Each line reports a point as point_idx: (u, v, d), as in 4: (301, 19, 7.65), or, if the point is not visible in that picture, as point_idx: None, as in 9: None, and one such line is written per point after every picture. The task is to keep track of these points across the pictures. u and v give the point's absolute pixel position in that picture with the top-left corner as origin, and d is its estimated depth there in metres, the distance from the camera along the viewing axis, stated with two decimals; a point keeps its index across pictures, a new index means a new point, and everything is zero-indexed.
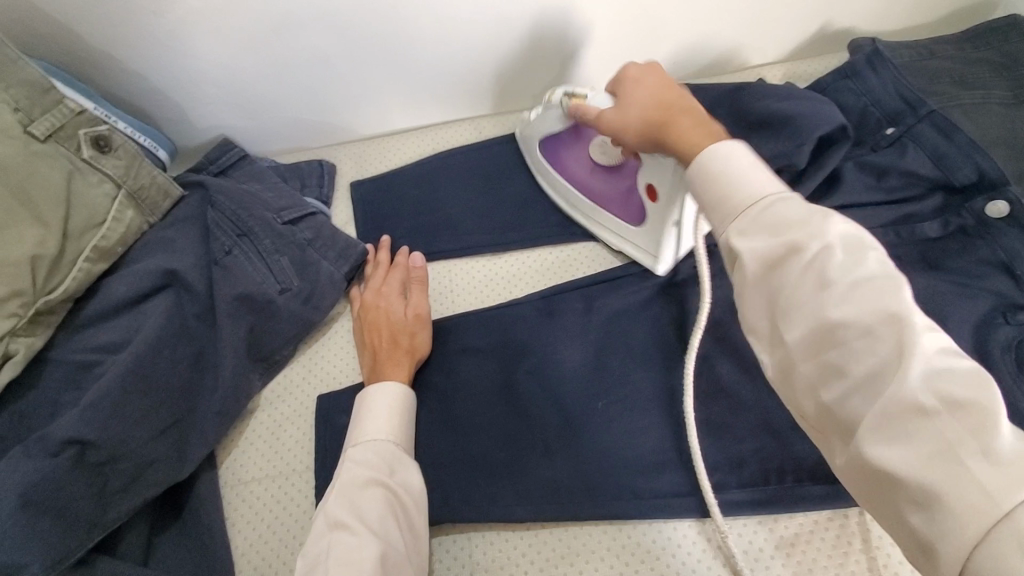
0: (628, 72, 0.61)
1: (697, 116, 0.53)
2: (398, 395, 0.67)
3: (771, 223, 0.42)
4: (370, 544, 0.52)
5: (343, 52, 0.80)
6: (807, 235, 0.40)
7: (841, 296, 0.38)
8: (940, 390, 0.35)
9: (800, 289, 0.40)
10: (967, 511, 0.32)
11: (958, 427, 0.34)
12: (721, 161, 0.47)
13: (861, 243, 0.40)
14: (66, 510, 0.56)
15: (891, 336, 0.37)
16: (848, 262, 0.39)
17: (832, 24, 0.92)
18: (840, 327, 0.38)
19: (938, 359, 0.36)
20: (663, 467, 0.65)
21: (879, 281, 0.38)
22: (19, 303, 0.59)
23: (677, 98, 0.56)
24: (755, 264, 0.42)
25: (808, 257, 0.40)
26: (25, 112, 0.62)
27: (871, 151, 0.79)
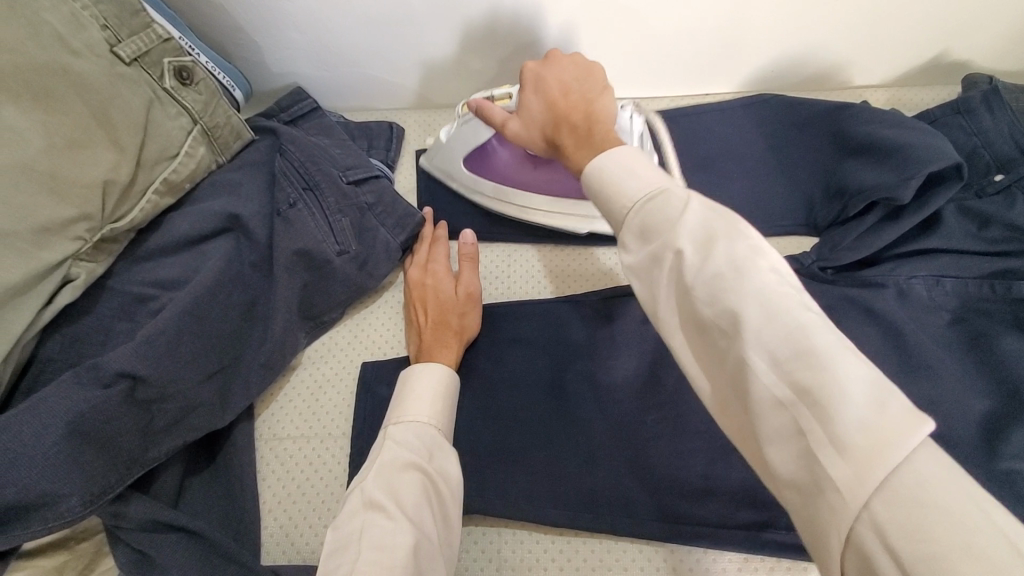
0: (526, 74, 0.61)
1: (581, 125, 0.55)
2: (442, 376, 0.65)
3: (639, 227, 0.43)
4: (404, 530, 0.50)
5: (429, 14, 0.76)
6: (660, 244, 0.42)
7: (699, 298, 0.39)
8: (791, 379, 0.34)
9: (667, 294, 0.42)
10: (831, 508, 0.32)
11: (809, 417, 0.33)
12: (598, 172, 0.48)
13: (712, 231, 0.40)
14: (110, 443, 0.55)
15: (738, 333, 0.36)
16: (699, 261, 0.39)
17: (948, 53, 0.86)
18: (708, 329, 0.39)
19: (785, 341, 0.35)
20: (710, 494, 0.62)
21: (728, 276, 0.38)
22: (87, 227, 0.58)
23: (568, 107, 0.57)
24: (634, 279, 0.44)
25: (666, 265, 0.41)
26: (112, 32, 0.60)
27: (975, 196, 0.73)
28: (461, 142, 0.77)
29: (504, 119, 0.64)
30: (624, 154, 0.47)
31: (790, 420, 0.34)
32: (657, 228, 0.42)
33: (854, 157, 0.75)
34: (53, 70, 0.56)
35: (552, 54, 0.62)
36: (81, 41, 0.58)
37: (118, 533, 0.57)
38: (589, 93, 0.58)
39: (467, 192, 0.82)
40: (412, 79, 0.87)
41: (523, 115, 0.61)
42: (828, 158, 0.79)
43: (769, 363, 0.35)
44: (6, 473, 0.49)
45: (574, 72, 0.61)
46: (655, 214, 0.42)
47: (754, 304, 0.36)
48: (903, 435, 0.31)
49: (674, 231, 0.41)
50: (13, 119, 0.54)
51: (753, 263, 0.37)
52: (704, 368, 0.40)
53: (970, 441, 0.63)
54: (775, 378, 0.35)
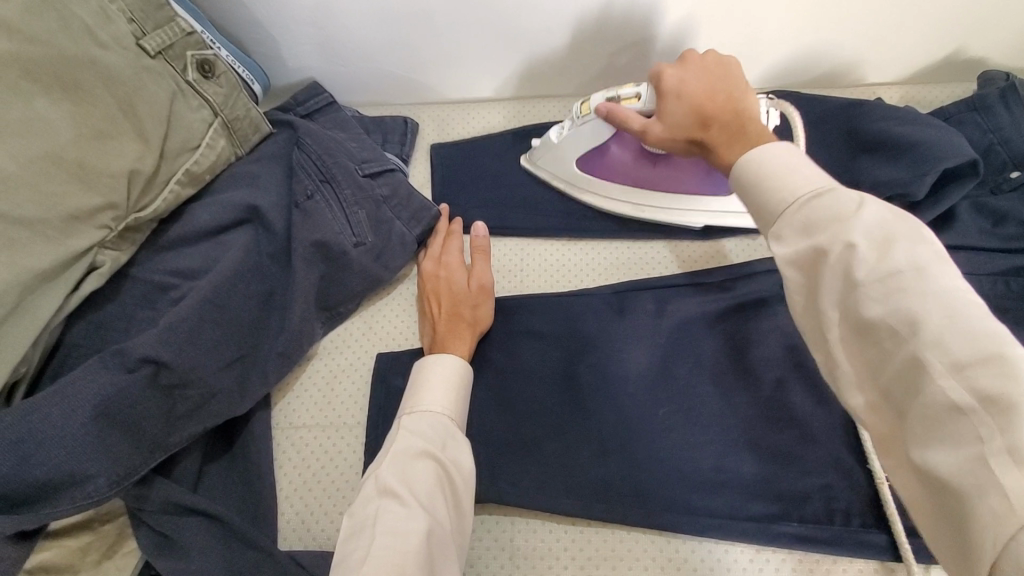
0: (665, 76, 0.60)
1: (733, 125, 0.55)
2: (454, 366, 0.65)
3: (802, 222, 0.44)
4: (417, 517, 0.51)
5: (447, 9, 0.77)
6: (827, 237, 0.42)
7: (871, 294, 0.39)
8: (970, 383, 0.34)
9: (830, 290, 0.41)
10: (994, 516, 0.32)
11: (990, 425, 0.33)
12: (757, 164, 0.48)
13: (891, 232, 0.40)
14: (135, 427, 0.56)
15: (914, 333, 0.37)
16: (874, 258, 0.39)
17: (964, 50, 0.85)
18: (874, 326, 0.39)
19: (970, 346, 0.35)
20: (723, 487, 0.63)
21: (907, 276, 0.38)
22: (112, 216, 0.59)
23: (717, 108, 0.57)
24: (788, 268, 0.45)
25: (833, 258, 0.41)
26: (138, 24, 0.61)
27: (990, 193, 0.74)
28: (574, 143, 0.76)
29: (643, 124, 0.62)
30: (788, 151, 0.48)
31: (965, 426, 0.34)
32: (823, 222, 0.42)
33: (868, 154, 0.75)
34: (80, 61, 0.57)
35: (686, 56, 0.61)
36: (108, 33, 0.59)
37: (142, 515, 0.58)
38: (736, 94, 0.58)
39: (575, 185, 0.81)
40: (428, 74, 0.87)
41: (664, 117, 0.60)
42: (841, 153, 0.78)
43: (945, 365, 0.35)
44: (37, 453, 0.51)
45: (715, 72, 0.59)
46: (823, 210, 0.43)
47: (935, 306, 0.36)
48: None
49: (846, 225, 0.41)
50: (42, 109, 0.55)
51: (936, 268, 0.38)
52: (866, 364, 0.40)
53: None
54: (954, 382, 0.34)
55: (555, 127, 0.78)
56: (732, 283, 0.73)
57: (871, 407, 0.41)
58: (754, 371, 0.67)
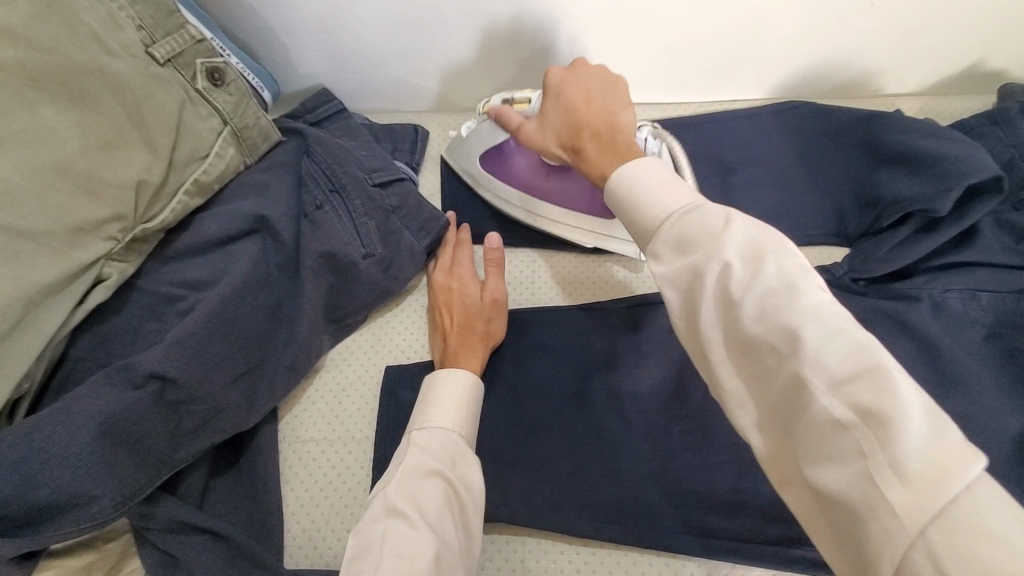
0: (550, 78, 0.61)
1: (606, 133, 0.55)
2: (466, 382, 0.64)
3: (675, 240, 0.43)
4: (426, 540, 0.50)
5: (459, 18, 0.76)
6: (704, 256, 0.40)
7: (748, 312, 0.38)
8: (849, 398, 0.33)
9: (711, 308, 0.40)
10: (883, 531, 0.30)
11: (868, 439, 0.32)
12: (630, 181, 0.48)
13: (758, 247, 0.39)
14: (140, 444, 0.55)
15: (793, 350, 0.35)
16: (747, 276, 0.38)
17: (984, 62, 0.84)
18: (755, 344, 0.37)
19: (845, 360, 0.34)
20: (739, 509, 0.61)
21: (779, 291, 0.37)
22: (119, 227, 0.58)
23: (590, 115, 0.57)
24: (668, 290, 0.43)
25: (709, 276, 0.40)
26: (148, 32, 0.60)
27: (1013, 210, 0.71)
28: (478, 142, 0.77)
29: (519, 123, 0.66)
30: (658, 168, 0.47)
31: (847, 442, 0.33)
32: (695, 241, 0.41)
33: (889, 166, 0.74)
34: (89, 69, 0.56)
35: (577, 62, 0.61)
36: (117, 40, 0.58)
37: (146, 533, 0.57)
38: (612, 107, 0.57)
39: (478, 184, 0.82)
40: (438, 82, 0.86)
41: (540, 117, 0.63)
42: (860, 167, 0.77)
43: (826, 383, 0.34)
44: (40, 472, 0.50)
45: (597, 81, 0.59)
46: (694, 227, 0.42)
47: (810, 321, 0.35)
48: (962, 466, 0.29)
49: (717, 244, 0.40)
50: (48, 118, 0.54)
51: (805, 282, 0.37)
52: (748, 380, 0.39)
53: (1005, 462, 0.61)
54: (833, 398, 0.34)
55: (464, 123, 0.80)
56: None
57: (759, 425, 0.39)
58: None
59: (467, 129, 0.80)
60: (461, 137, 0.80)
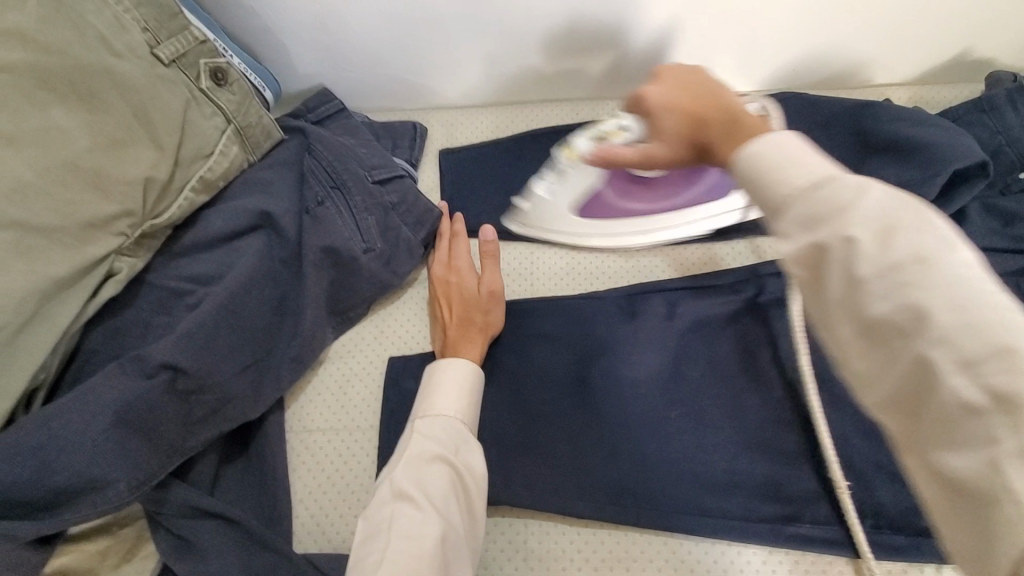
0: (648, 97, 0.51)
1: (727, 119, 0.46)
2: (467, 371, 0.66)
3: (807, 215, 0.36)
4: (432, 523, 0.52)
5: (456, 16, 0.77)
6: (830, 231, 0.34)
7: (873, 290, 0.32)
8: (985, 383, 0.28)
9: (833, 286, 0.34)
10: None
11: (1010, 433, 0.27)
12: (759, 159, 0.39)
13: (897, 218, 0.33)
14: (153, 432, 0.57)
15: (924, 330, 0.30)
16: (877, 247, 0.32)
17: (971, 52, 0.86)
18: (879, 322, 0.32)
19: (985, 341, 0.28)
20: (736, 488, 0.63)
21: (914, 266, 0.31)
22: (129, 223, 0.60)
23: (713, 107, 0.47)
24: (794, 269, 0.36)
25: (834, 252, 0.34)
26: (152, 34, 0.62)
27: (1001, 193, 0.73)
28: (560, 184, 0.78)
29: (640, 154, 0.53)
30: (791, 141, 0.39)
31: (979, 430, 0.28)
32: (829, 217, 0.34)
33: (878, 155, 0.75)
34: (97, 71, 0.57)
35: (662, 71, 0.53)
36: (123, 43, 0.60)
37: (160, 519, 0.59)
38: (718, 88, 0.49)
39: (576, 239, 0.79)
40: (436, 80, 0.88)
41: (661, 136, 0.50)
42: (849, 155, 0.78)
43: (958, 366, 0.29)
44: (57, 459, 0.51)
45: (694, 77, 0.51)
46: (827, 203, 0.35)
47: (946, 298, 0.30)
48: None
49: (847, 214, 0.34)
50: (59, 119, 0.56)
51: (945, 254, 0.31)
52: (866, 361, 0.34)
53: None
54: (965, 381, 0.29)
55: (541, 182, 0.79)
56: (743, 284, 0.73)
57: (877, 408, 0.34)
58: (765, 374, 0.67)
59: (545, 191, 0.79)
60: (541, 199, 0.79)
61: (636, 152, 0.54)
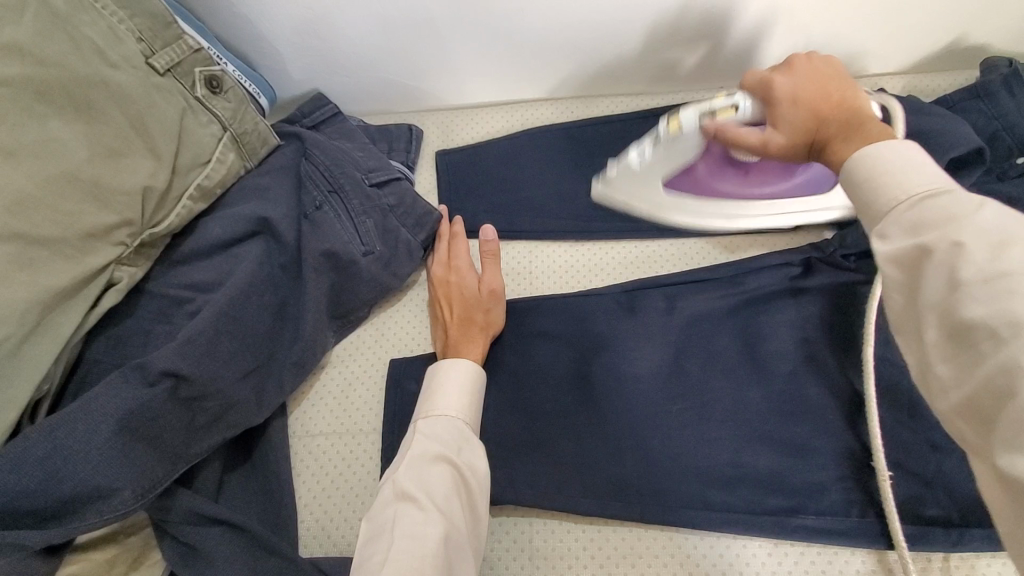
0: (775, 82, 0.56)
1: (856, 121, 0.50)
2: (469, 371, 0.66)
3: (910, 222, 0.39)
4: (435, 522, 0.52)
5: (450, 18, 0.77)
6: (936, 236, 0.37)
7: (972, 294, 0.34)
8: None
9: (931, 288, 0.37)
10: None
11: None
12: (871, 161, 0.44)
13: (1011, 234, 0.35)
14: (157, 440, 0.57)
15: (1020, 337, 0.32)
16: (986, 258, 0.34)
17: (966, 38, 0.85)
18: (971, 327, 0.34)
19: None
20: (741, 481, 0.63)
21: (1020, 278, 0.33)
22: (128, 232, 0.60)
23: (838, 108, 0.52)
24: (888, 268, 0.40)
25: (937, 257, 0.37)
26: (147, 43, 0.62)
27: (998, 180, 0.74)
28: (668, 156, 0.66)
29: (757, 137, 0.56)
30: (913, 151, 0.42)
31: None
32: (934, 223, 0.38)
33: None
34: (93, 82, 0.58)
35: (792, 60, 0.57)
36: (118, 53, 0.60)
37: (166, 527, 0.59)
38: (850, 90, 0.54)
39: (659, 213, 0.74)
40: (432, 82, 0.88)
41: (781, 125, 0.55)
42: None
43: None
44: (63, 469, 0.52)
45: (822, 72, 0.55)
46: (937, 210, 0.38)
47: None
48: None
49: (958, 225, 0.36)
50: (56, 130, 0.56)
51: None
52: (951, 368, 0.36)
53: None
54: None
55: (635, 150, 0.67)
56: (742, 277, 0.72)
57: (954, 411, 0.36)
58: (766, 366, 0.68)
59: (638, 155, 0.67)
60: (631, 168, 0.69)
61: (754, 134, 0.57)
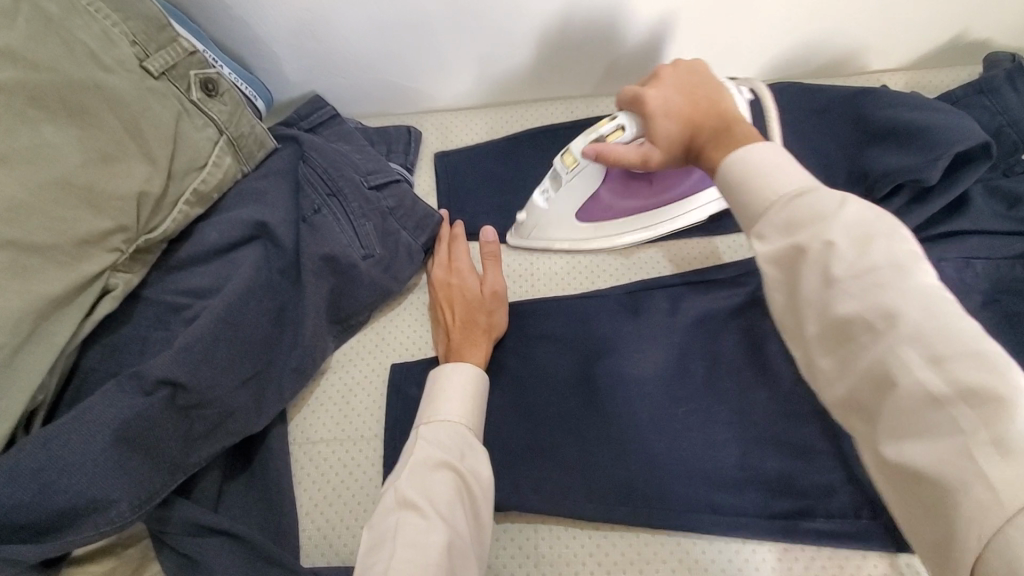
0: (647, 98, 0.60)
1: (722, 123, 0.53)
2: (471, 376, 0.65)
3: (784, 220, 0.42)
4: (437, 528, 0.51)
5: (447, 17, 0.76)
6: (809, 235, 0.40)
7: (847, 290, 0.37)
8: (952, 377, 0.33)
9: (808, 287, 0.40)
10: (977, 509, 0.30)
11: (972, 417, 0.32)
12: (741, 163, 0.47)
13: (870, 228, 0.39)
14: (155, 449, 0.56)
15: (896, 329, 0.35)
16: (855, 254, 0.38)
17: (968, 33, 0.85)
18: (849, 322, 0.37)
19: (951, 341, 0.34)
20: (748, 485, 0.62)
21: (885, 270, 0.37)
22: (124, 238, 0.59)
23: (702, 113, 0.56)
24: (768, 268, 0.42)
25: (813, 256, 0.39)
26: (141, 47, 0.62)
27: (1003, 175, 0.72)
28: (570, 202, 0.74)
29: (641, 155, 0.60)
30: (768, 154, 0.46)
31: (945, 419, 0.33)
32: (806, 222, 0.40)
33: (879, 142, 0.74)
34: (86, 86, 0.57)
35: (660, 73, 0.62)
36: (112, 57, 0.59)
37: (165, 538, 0.58)
38: (714, 95, 0.57)
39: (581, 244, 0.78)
40: (431, 83, 0.87)
41: (657, 139, 0.59)
42: (852, 142, 0.78)
43: (928, 362, 0.34)
44: (58, 481, 0.51)
45: (690, 82, 0.60)
46: (806, 210, 0.41)
47: (916, 302, 0.35)
48: None
49: (826, 222, 0.39)
50: (49, 135, 0.55)
51: (913, 265, 0.37)
52: (832, 361, 0.39)
53: None
54: (932, 373, 0.33)
55: (539, 194, 0.75)
56: (745, 278, 0.72)
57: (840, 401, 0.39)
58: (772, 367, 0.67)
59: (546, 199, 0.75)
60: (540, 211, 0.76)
61: (636, 151, 0.61)
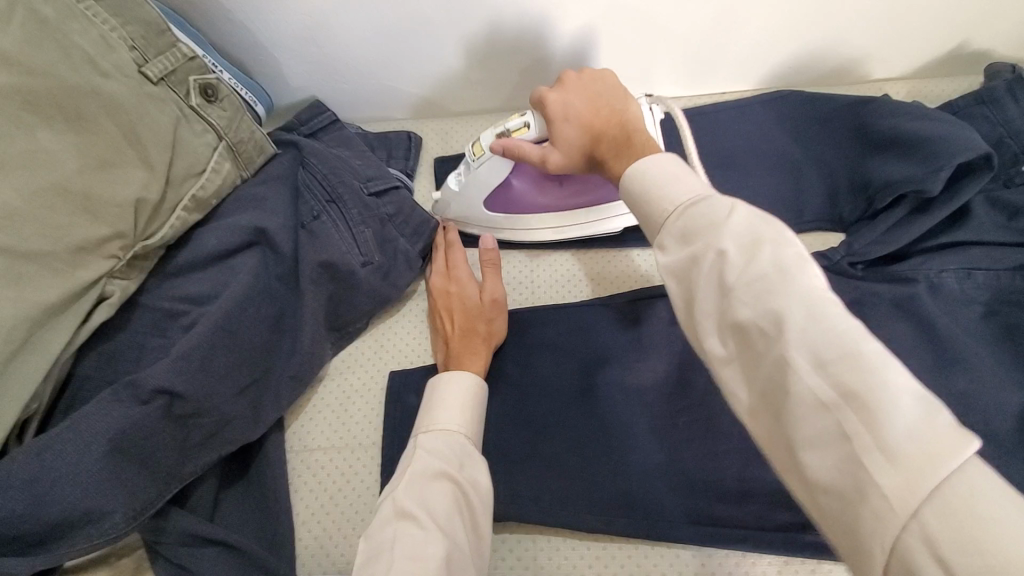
0: (548, 101, 0.62)
1: (621, 134, 0.58)
2: (470, 386, 0.64)
3: (680, 231, 0.44)
4: (436, 540, 0.50)
5: (446, 24, 0.76)
6: (702, 245, 0.41)
7: (740, 298, 0.38)
8: (837, 381, 0.34)
9: (705, 298, 0.41)
10: (876, 517, 0.31)
11: (855, 421, 0.33)
12: (640, 178, 0.49)
13: (759, 235, 0.39)
14: (151, 459, 0.56)
15: (784, 334, 0.36)
16: (744, 261, 0.39)
17: (969, 44, 0.85)
18: (745, 329, 0.38)
19: (833, 345, 0.34)
20: (746, 497, 0.61)
21: (772, 277, 0.38)
22: (120, 245, 0.59)
23: (604, 123, 0.59)
24: (671, 280, 0.44)
25: (706, 265, 0.41)
26: (140, 52, 0.61)
27: (1004, 186, 0.71)
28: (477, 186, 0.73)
29: (540, 154, 0.63)
30: (665, 164, 0.48)
31: (832, 423, 0.33)
32: (700, 232, 0.42)
33: (881, 152, 0.74)
34: (83, 92, 0.56)
35: (565, 78, 0.63)
36: (110, 62, 0.59)
37: (159, 547, 0.58)
38: (614, 104, 0.61)
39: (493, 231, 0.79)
40: (430, 89, 0.87)
41: (557, 143, 0.61)
42: (852, 152, 0.78)
43: (814, 366, 0.35)
44: (50, 493, 0.50)
45: (595, 89, 0.62)
46: (700, 218, 0.43)
47: (800, 307, 0.36)
48: (952, 448, 0.30)
49: (717, 232, 0.41)
50: (45, 141, 0.55)
51: (800, 269, 0.37)
52: (740, 369, 0.40)
53: (1009, 440, 0.60)
54: (818, 378, 0.34)
55: (452, 177, 0.75)
56: None
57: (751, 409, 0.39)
58: None
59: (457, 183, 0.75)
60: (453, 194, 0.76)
61: (538, 150, 0.63)
